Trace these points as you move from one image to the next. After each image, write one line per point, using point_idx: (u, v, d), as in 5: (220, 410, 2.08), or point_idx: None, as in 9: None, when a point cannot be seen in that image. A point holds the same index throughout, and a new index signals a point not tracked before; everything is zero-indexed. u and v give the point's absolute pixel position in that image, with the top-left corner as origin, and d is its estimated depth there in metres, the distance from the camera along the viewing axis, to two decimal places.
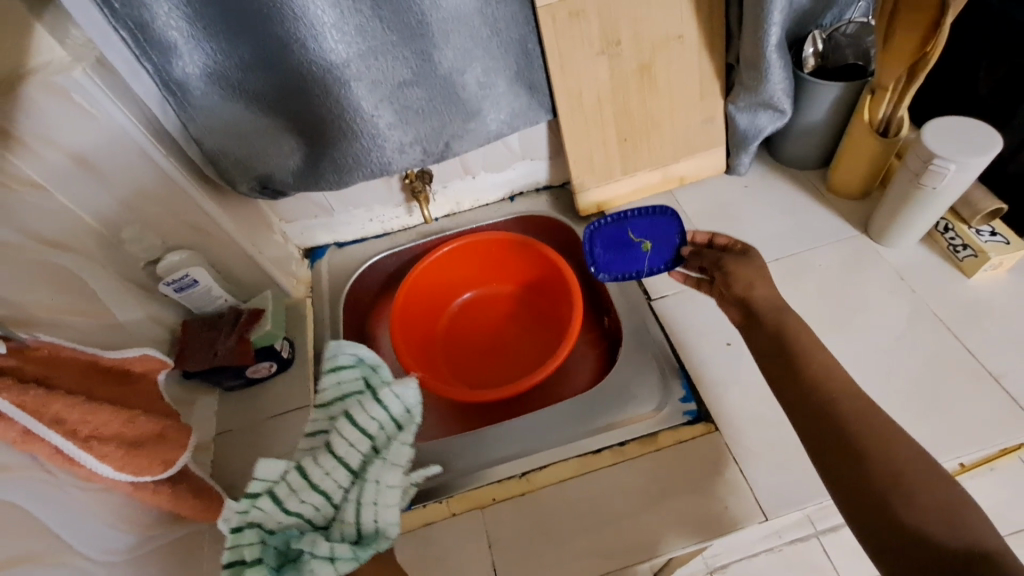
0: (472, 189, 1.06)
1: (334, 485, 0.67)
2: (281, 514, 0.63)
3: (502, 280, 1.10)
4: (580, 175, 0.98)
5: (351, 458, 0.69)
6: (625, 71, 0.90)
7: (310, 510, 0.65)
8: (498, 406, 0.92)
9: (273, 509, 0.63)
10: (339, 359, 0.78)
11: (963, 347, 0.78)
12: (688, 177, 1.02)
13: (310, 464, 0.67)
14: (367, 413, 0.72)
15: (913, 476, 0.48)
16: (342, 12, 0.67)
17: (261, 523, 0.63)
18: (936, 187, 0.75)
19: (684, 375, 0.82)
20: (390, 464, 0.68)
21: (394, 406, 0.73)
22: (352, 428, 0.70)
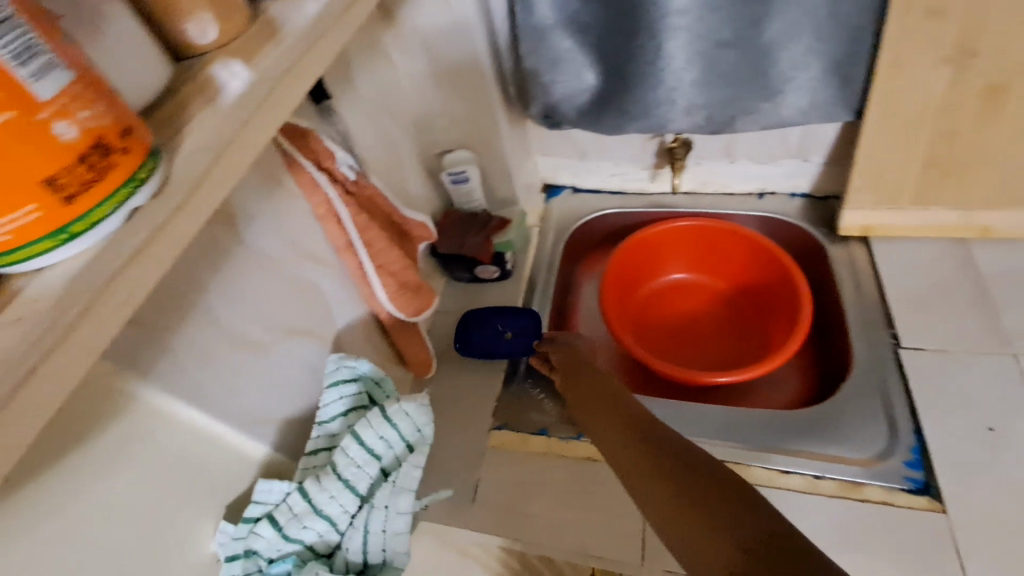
0: (724, 174, 1.03)
1: (339, 510, 0.52)
2: (282, 541, 0.51)
3: (722, 273, 1.04)
4: (859, 190, 0.88)
5: (358, 482, 0.53)
6: (968, 89, 0.76)
7: (311, 536, 0.52)
8: (682, 388, 0.90)
9: (275, 538, 0.50)
10: (336, 373, 0.60)
11: None
12: (995, 230, 0.86)
13: (311, 483, 0.52)
14: (374, 431, 0.54)
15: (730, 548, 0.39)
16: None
17: (259, 549, 0.51)
18: None
19: (918, 439, 0.71)
20: (400, 490, 0.54)
21: (403, 424, 0.56)
22: (357, 446, 0.53)
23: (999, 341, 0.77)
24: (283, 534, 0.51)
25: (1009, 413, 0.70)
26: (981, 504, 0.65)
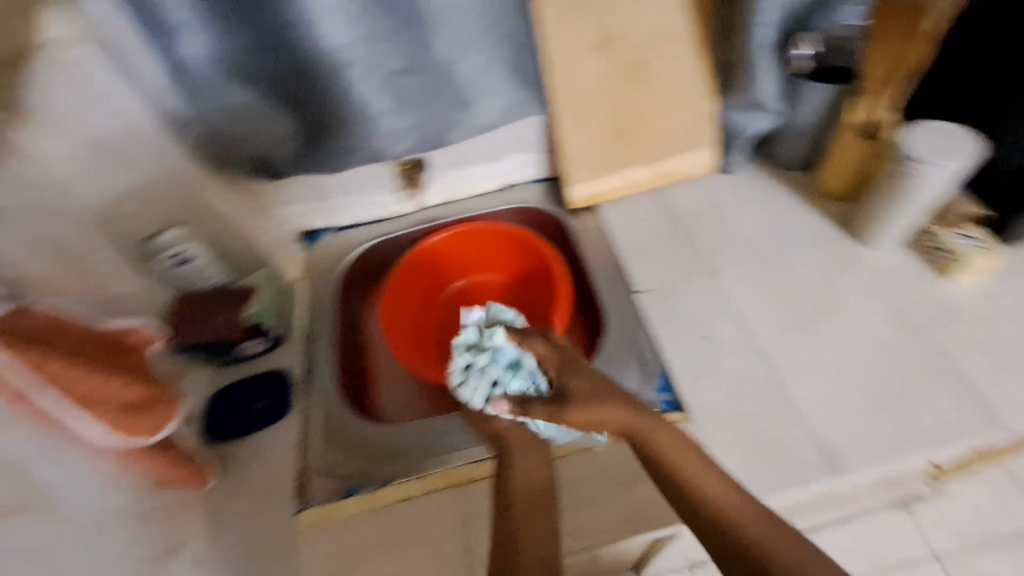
0: (467, 178, 1.08)
1: (513, 352, 0.77)
2: (484, 337, 0.79)
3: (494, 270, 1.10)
4: (575, 167, 0.99)
5: (524, 357, 0.76)
6: (620, 66, 0.92)
7: (511, 350, 0.77)
8: None
9: (482, 337, 0.79)
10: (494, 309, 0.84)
11: (934, 349, 0.79)
12: (679, 175, 1.03)
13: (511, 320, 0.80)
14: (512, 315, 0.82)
15: (723, 506, 0.58)
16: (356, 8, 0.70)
17: (470, 341, 0.80)
18: (917, 187, 0.76)
19: (664, 366, 0.84)
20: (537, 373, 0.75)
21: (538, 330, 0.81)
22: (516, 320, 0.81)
23: (702, 265, 0.94)
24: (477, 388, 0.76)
25: (715, 321, 0.87)
26: (716, 405, 0.79)
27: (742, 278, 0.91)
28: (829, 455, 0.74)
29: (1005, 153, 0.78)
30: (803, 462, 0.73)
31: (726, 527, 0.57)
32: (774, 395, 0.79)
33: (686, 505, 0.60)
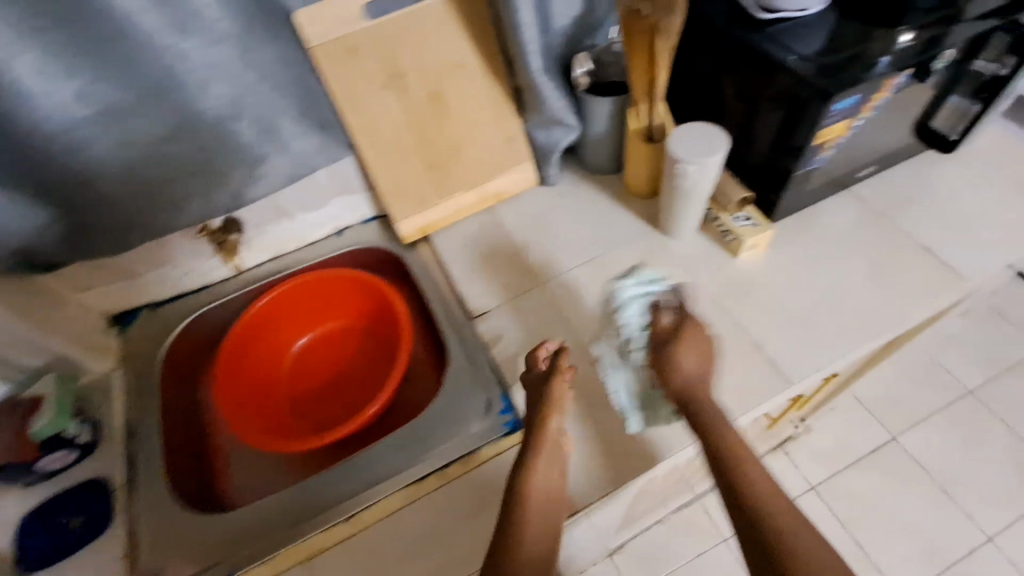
0: (291, 230, 1.03)
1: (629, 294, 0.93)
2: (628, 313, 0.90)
3: (338, 316, 1.06)
4: (396, 204, 0.99)
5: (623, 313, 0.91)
6: (415, 102, 0.91)
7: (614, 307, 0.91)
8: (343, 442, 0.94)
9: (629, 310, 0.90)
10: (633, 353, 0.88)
11: (734, 322, 0.88)
12: (504, 193, 1.06)
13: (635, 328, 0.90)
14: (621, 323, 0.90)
15: (764, 494, 0.70)
16: (83, 89, 0.68)
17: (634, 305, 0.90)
18: (686, 186, 0.84)
19: (504, 387, 0.87)
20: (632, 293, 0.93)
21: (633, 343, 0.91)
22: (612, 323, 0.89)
23: (531, 279, 0.97)
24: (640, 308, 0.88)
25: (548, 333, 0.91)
26: None
27: (568, 286, 0.96)
28: (651, 442, 0.79)
29: (762, 139, 0.88)
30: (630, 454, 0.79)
31: (772, 516, 0.69)
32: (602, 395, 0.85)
33: (746, 502, 0.70)
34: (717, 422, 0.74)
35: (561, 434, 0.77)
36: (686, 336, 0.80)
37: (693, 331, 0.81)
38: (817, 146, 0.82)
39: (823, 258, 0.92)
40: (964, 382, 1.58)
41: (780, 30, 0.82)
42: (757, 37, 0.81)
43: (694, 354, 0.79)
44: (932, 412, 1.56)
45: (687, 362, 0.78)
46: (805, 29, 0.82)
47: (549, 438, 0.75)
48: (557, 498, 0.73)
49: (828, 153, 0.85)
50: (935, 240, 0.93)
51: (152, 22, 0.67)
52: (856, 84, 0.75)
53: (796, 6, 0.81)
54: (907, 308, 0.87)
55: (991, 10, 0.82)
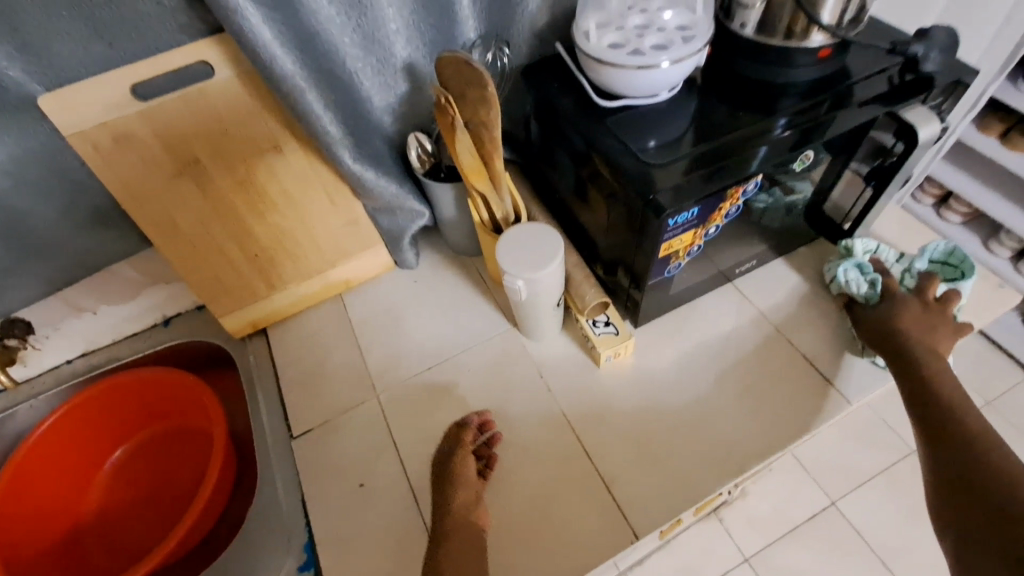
0: (97, 326, 0.89)
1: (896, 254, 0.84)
2: (868, 247, 0.84)
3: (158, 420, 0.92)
4: (213, 300, 0.86)
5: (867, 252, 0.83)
6: (219, 189, 0.78)
7: (865, 249, 0.84)
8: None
9: (871, 245, 0.84)
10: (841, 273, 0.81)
11: (585, 450, 0.76)
12: (353, 279, 0.94)
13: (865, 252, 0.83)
14: (856, 247, 0.84)
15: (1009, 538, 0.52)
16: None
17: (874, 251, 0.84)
18: (521, 299, 0.72)
19: (308, 535, 0.76)
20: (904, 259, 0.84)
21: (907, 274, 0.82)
22: (859, 249, 0.83)
23: (367, 387, 0.84)
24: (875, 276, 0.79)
25: (377, 460, 0.78)
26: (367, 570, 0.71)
27: (407, 396, 0.83)
28: None
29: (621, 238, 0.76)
30: None
31: (977, 461, 0.59)
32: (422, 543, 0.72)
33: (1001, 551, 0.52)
34: (944, 377, 0.67)
35: (477, 502, 0.71)
36: (909, 315, 0.74)
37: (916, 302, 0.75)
38: (665, 256, 0.71)
39: (691, 370, 0.81)
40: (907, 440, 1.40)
41: (624, 121, 0.71)
42: (595, 130, 0.71)
43: (918, 324, 0.73)
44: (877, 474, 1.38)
45: (912, 334, 0.72)
46: (654, 120, 0.72)
47: (461, 517, 0.68)
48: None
49: (680, 262, 0.74)
50: (817, 348, 0.82)
51: None
52: (695, 197, 0.64)
53: (640, 93, 0.70)
54: (780, 433, 0.75)
55: (872, 97, 0.72)
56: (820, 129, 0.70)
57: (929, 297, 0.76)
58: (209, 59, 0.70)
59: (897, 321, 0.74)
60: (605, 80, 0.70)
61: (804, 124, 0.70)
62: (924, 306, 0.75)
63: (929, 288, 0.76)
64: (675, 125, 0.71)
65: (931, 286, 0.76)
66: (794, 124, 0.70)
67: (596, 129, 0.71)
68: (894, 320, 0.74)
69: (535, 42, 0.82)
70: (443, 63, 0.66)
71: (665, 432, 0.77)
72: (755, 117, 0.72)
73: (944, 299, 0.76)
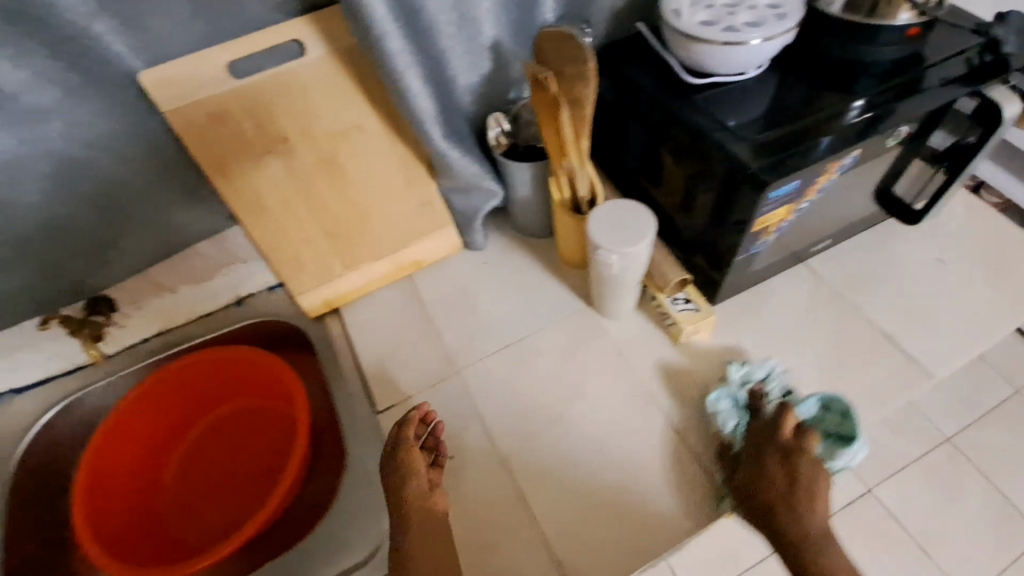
0: (177, 305, 0.91)
1: (780, 389, 0.76)
2: (762, 377, 0.76)
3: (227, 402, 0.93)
4: (293, 278, 0.88)
5: (766, 381, 0.76)
6: (305, 169, 0.80)
7: (763, 378, 0.76)
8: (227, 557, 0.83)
9: (777, 374, 0.76)
10: (736, 376, 0.76)
11: (670, 426, 0.77)
12: (424, 260, 0.96)
13: (763, 377, 0.76)
14: (755, 371, 0.76)
15: None
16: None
17: (782, 387, 0.76)
18: (611, 274, 0.73)
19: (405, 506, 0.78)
20: (798, 398, 0.74)
21: (776, 398, 0.75)
22: (761, 381, 0.76)
23: (445, 365, 0.86)
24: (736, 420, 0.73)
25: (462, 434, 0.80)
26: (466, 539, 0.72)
27: (486, 375, 0.84)
28: None
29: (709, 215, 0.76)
30: None
31: (778, 518, 0.66)
32: (517, 515, 0.73)
33: None
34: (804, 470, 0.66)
35: (431, 488, 0.71)
36: (768, 455, 0.68)
37: (775, 465, 0.67)
38: (756, 232, 0.71)
39: (770, 348, 0.82)
40: (941, 428, 1.15)
41: (714, 98, 0.71)
42: (684, 108, 0.71)
43: (780, 481, 0.67)
44: (899, 469, 1.12)
45: (773, 471, 0.67)
46: (742, 97, 0.72)
47: (414, 507, 0.69)
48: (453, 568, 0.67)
49: (767, 237, 0.74)
50: (894, 327, 0.83)
51: None
52: (797, 170, 0.64)
53: (732, 70, 0.71)
54: (864, 409, 0.76)
55: (954, 78, 0.72)
56: (902, 112, 0.69)
57: (782, 444, 0.68)
58: (303, 37, 0.71)
59: (764, 469, 0.68)
60: (696, 57, 0.70)
61: (882, 105, 0.70)
62: (779, 458, 0.68)
63: (786, 424, 0.69)
64: (759, 103, 0.71)
65: (788, 424, 0.69)
66: (874, 104, 0.70)
67: (684, 107, 0.71)
68: (758, 462, 0.68)
69: (613, 22, 0.82)
70: (545, 41, 0.68)
71: None
72: (835, 96, 0.72)
73: (791, 447, 0.68)
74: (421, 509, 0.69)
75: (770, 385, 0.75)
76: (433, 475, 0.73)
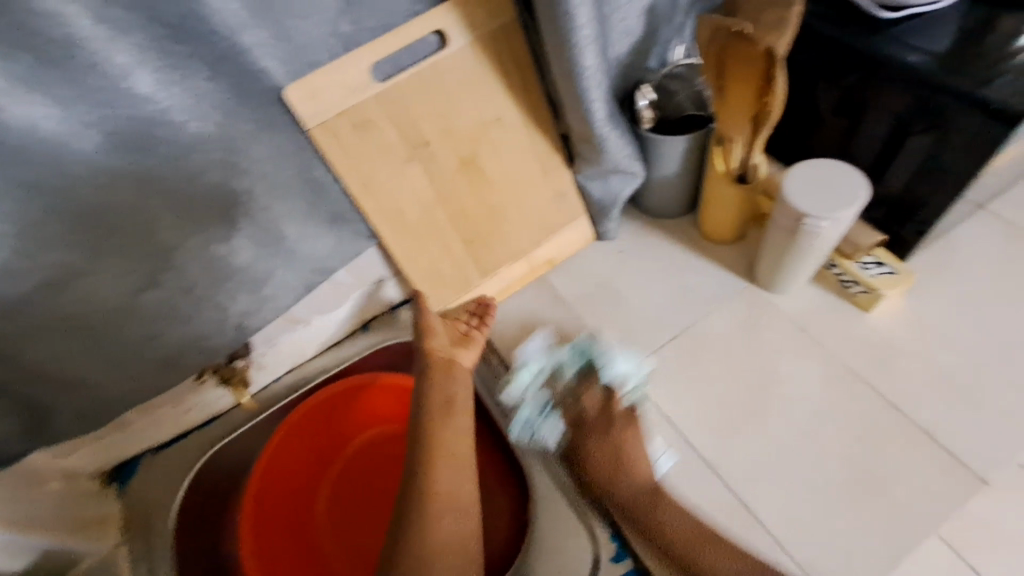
0: (307, 339, 0.85)
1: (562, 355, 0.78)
2: (545, 355, 0.79)
3: (349, 444, 0.89)
4: (432, 293, 0.81)
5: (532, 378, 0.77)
6: (446, 171, 0.74)
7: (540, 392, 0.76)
8: None
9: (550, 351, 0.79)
10: (517, 374, 0.77)
11: (886, 402, 0.70)
12: (558, 257, 0.88)
13: (556, 353, 0.78)
14: (518, 374, 0.77)
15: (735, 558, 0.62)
16: (23, 246, 0.47)
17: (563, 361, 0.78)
18: (813, 241, 0.66)
19: (610, 521, 0.69)
20: (556, 359, 0.78)
21: (564, 363, 0.78)
22: (558, 374, 0.78)
23: None
24: (555, 421, 0.74)
25: (654, 438, 0.73)
26: None
27: (659, 372, 0.77)
28: None
29: (907, 163, 0.68)
30: None
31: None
32: (743, 523, 0.66)
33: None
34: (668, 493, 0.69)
35: (454, 342, 0.72)
36: (592, 429, 0.73)
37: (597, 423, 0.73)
38: (982, 174, 0.65)
39: (975, 305, 0.74)
40: None
41: (912, 33, 0.64)
42: (883, 44, 0.64)
43: (604, 453, 0.70)
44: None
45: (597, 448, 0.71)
46: (939, 26, 0.64)
47: (438, 362, 0.69)
48: (453, 406, 0.67)
49: (988, 177, 0.68)
50: None
51: (100, 139, 0.47)
52: None
53: None
54: None
55: None
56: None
57: (580, 413, 0.74)
58: (444, 28, 0.65)
59: (588, 447, 0.72)
60: None
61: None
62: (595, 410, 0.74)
63: (591, 398, 0.75)
64: (940, 37, 0.63)
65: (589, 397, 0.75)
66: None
67: (875, 44, 0.64)
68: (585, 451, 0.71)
69: None
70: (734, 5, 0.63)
71: (970, 371, 0.71)
72: (1015, 20, 0.62)
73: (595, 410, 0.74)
74: (443, 360, 0.69)
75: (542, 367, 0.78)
76: (467, 334, 0.74)
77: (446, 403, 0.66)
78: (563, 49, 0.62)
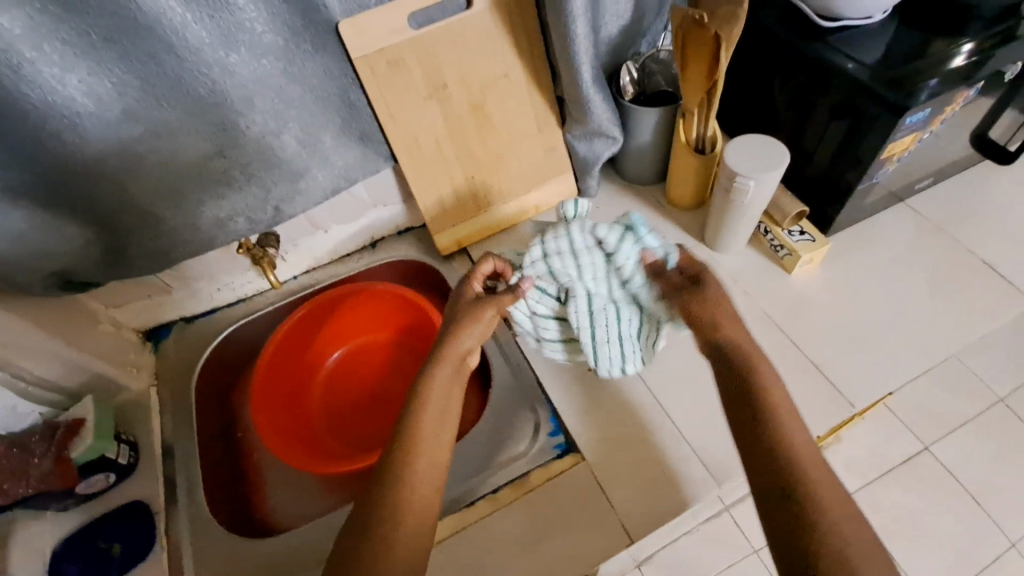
0: (325, 244, 1.01)
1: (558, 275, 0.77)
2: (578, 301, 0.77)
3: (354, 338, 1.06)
4: (433, 216, 0.97)
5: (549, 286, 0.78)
6: (458, 112, 0.89)
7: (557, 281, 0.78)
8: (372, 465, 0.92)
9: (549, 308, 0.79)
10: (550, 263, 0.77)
11: (790, 341, 0.86)
12: (543, 205, 1.04)
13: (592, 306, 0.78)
14: (572, 260, 0.76)
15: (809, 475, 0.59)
16: (131, 106, 0.63)
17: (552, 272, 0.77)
18: (744, 200, 0.81)
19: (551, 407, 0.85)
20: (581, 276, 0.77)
21: (574, 261, 0.76)
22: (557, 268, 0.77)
23: None
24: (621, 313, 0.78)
25: None
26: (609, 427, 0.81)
27: None
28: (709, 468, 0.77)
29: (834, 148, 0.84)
30: (689, 479, 0.76)
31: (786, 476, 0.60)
32: (658, 416, 0.82)
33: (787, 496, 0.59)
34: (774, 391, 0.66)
35: (468, 350, 0.72)
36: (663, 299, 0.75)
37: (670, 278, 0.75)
38: (883, 159, 0.81)
39: (879, 276, 0.90)
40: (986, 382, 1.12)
41: (845, 42, 0.79)
42: (823, 48, 0.79)
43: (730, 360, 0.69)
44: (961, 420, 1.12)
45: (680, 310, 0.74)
46: (871, 38, 0.79)
47: (451, 354, 0.70)
48: (450, 402, 0.68)
49: (891, 165, 0.84)
50: (996, 254, 0.92)
51: (201, 34, 0.62)
52: (935, 99, 0.73)
53: (860, 13, 0.78)
54: (971, 322, 0.85)
55: None
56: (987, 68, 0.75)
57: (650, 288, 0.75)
58: None
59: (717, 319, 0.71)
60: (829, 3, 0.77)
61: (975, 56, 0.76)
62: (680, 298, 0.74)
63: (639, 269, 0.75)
64: (869, 47, 0.78)
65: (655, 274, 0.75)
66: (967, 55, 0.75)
67: (815, 47, 0.80)
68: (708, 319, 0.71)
69: None
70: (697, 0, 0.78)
71: (863, 326, 0.86)
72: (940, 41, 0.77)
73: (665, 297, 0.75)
74: (453, 357, 0.70)
75: (624, 263, 0.75)
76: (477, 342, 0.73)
77: (448, 390, 0.68)
78: (560, 17, 0.77)
